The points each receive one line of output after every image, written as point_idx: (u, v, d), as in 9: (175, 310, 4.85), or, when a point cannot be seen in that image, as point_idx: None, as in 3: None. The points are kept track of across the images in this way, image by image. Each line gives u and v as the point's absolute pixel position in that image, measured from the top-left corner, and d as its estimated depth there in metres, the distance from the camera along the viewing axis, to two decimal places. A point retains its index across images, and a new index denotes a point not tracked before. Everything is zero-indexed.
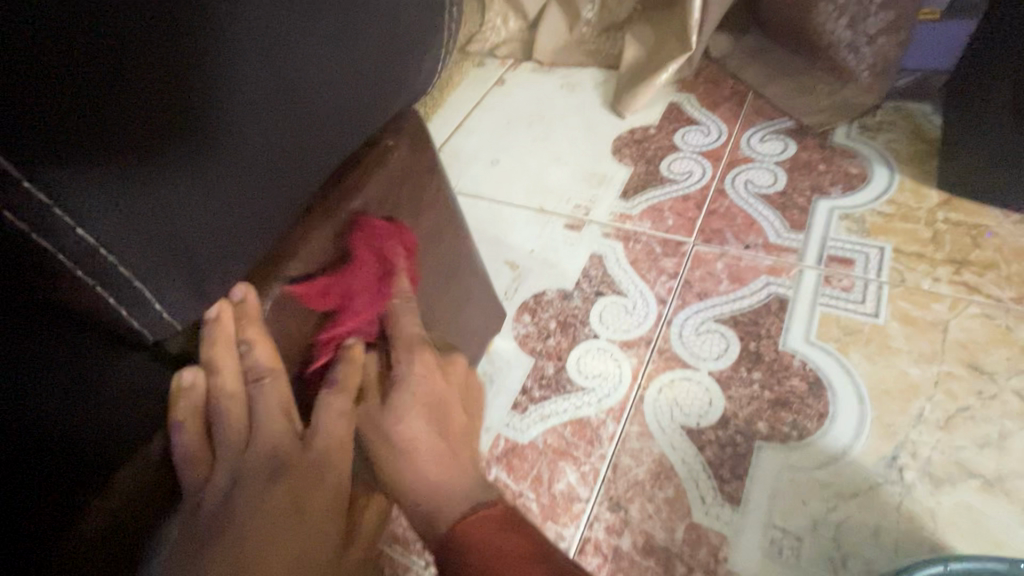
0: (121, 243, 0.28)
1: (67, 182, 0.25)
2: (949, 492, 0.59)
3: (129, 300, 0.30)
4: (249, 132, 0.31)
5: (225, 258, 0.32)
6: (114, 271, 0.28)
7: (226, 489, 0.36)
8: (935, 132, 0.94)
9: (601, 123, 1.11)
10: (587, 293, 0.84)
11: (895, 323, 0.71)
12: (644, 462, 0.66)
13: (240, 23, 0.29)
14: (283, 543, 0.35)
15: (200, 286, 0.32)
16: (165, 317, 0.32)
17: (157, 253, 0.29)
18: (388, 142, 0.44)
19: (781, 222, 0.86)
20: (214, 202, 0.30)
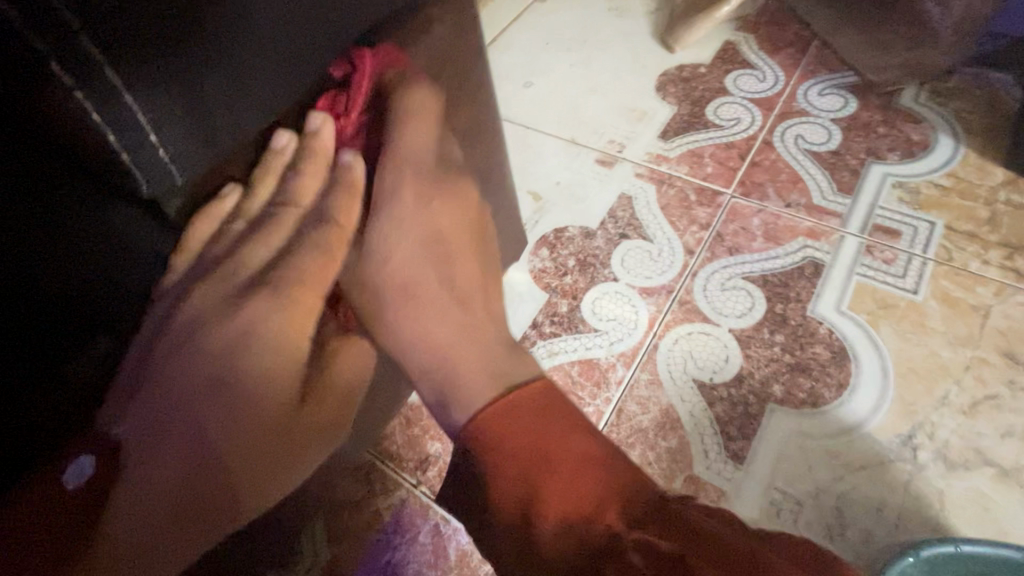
0: (138, 78, 0.25)
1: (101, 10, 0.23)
2: (962, 477, 0.57)
3: (132, 137, 0.26)
4: None
5: (241, 113, 0.30)
6: (118, 97, 0.25)
7: (166, 313, 0.33)
8: (1012, 106, 0.86)
9: (648, 55, 1.02)
10: (611, 234, 0.80)
11: (933, 302, 0.68)
12: (651, 411, 0.65)
13: None
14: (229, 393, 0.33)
15: (210, 132, 0.30)
16: (165, 159, 0.28)
17: (176, 93, 0.27)
18: (429, 14, 0.38)
19: (828, 184, 0.80)
20: (246, 51, 0.29)
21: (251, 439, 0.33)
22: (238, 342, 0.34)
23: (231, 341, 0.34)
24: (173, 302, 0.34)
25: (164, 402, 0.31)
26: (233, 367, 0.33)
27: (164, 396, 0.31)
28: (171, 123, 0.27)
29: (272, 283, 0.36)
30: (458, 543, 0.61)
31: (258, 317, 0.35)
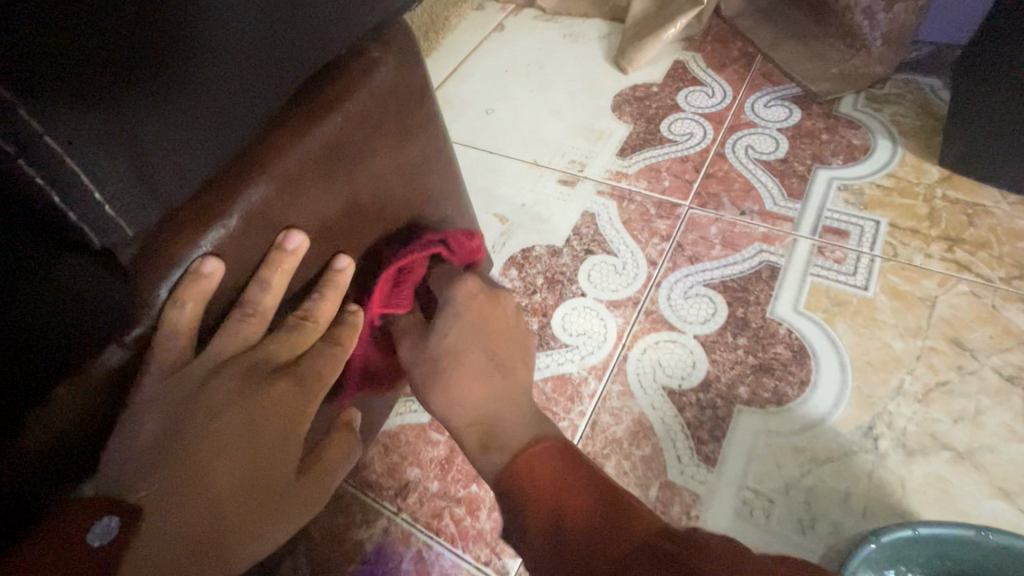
0: (82, 152, 0.28)
1: (49, 98, 0.26)
2: (921, 463, 0.60)
3: (79, 201, 0.29)
4: (218, 46, 0.31)
5: (185, 172, 0.33)
6: (67, 172, 0.28)
7: (196, 384, 0.36)
8: (942, 108, 0.91)
9: (603, 77, 1.06)
10: (576, 250, 0.82)
11: (883, 296, 0.71)
12: (624, 421, 0.66)
13: None
14: (234, 463, 0.36)
15: (154, 191, 0.32)
16: (109, 213, 0.30)
17: (118, 159, 0.29)
18: (372, 53, 0.39)
19: (779, 190, 0.84)
20: (191, 118, 0.32)
21: (247, 494, 0.37)
22: (250, 408, 0.38)
23: (242, 415, 0.37)
24: (205, 373, 0.37)
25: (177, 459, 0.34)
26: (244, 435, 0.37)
27: (179, 466, 0.34)
28: (111, 172, 0.29)
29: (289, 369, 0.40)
30: (441, 569, 0.61)
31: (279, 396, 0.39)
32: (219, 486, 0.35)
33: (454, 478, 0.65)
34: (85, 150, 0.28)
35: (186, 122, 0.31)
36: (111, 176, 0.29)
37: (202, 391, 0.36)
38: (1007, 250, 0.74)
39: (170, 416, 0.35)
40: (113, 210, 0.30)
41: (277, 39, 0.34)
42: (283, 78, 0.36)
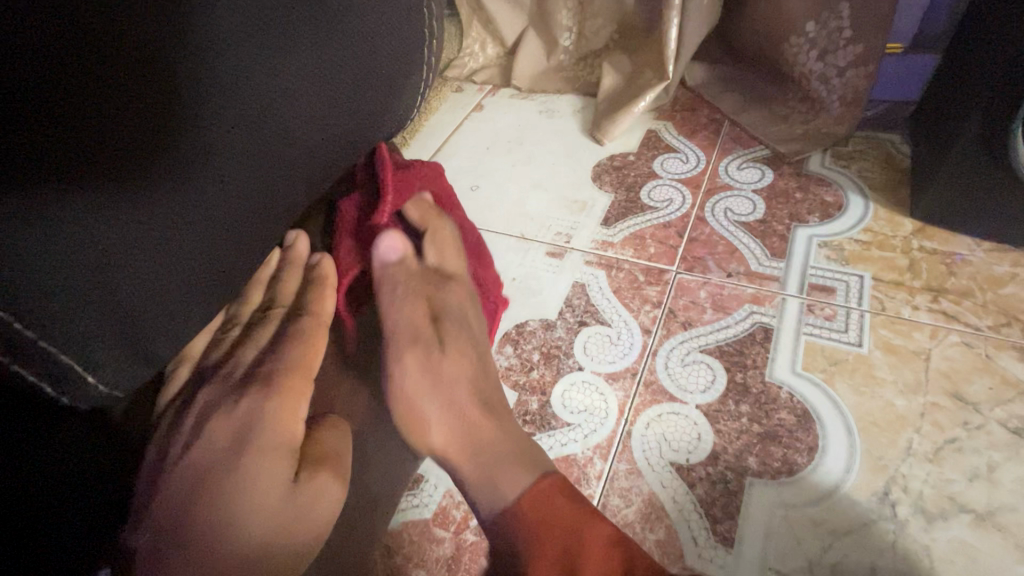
0: (94, 341, 0.33)
1: (57, 309, 0.31)
2: (942, 529, 0.58)
3: (63, 373, 0.33)
4: (211, 206, 0.38)
5: (164, 329, 0.37)
6: (67, 364, 0.33)
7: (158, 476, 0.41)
8: (906, 161, 0.96)
9: (581, 149, 1.11)
10: (570, 323, 0.82)
11: (878, 352, 0.71)
12: (634, 503, 0.64)
13: (219, 125, 0.37)
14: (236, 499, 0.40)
15: (139, 348, 0.36)
16: (102, 382, 0.35)
17: (112, 336, 0.34)
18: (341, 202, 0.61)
19: (763, 251, 0.86)
20: (162, 280, 0.36)
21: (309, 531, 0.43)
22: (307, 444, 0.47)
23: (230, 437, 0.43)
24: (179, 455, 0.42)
25: (190, 514, 0.39)
26: (234, 460, 0.42)
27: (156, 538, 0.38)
28: (97, 328, 0.33)
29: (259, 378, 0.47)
30: None
31: (252, 409, 0.45)
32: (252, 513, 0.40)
33: None
34: (71, 317, 0.32)
35: (160, 286, 0.36)
36: (105, 355, 0.34)
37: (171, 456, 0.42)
38: (990, 298, 0.75)
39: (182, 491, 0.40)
40: (95, 369, 0.34)
41: (252, 194, 0.41)
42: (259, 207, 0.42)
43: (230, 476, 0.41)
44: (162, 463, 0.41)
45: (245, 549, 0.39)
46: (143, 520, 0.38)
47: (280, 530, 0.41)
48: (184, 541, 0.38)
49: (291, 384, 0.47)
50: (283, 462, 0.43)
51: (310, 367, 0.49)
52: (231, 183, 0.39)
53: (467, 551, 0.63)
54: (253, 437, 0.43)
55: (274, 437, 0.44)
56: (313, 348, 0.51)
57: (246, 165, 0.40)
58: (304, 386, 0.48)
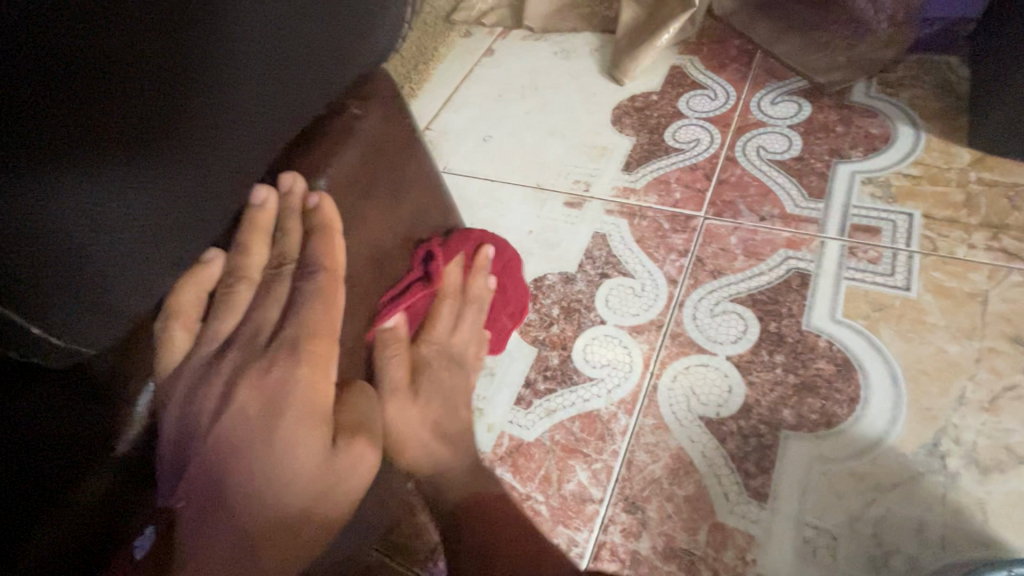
0: (63, 305, 0.28)
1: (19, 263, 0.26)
2: (998, 481, 0.54)
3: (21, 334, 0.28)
4: (223, 150, 0.33)
5: (148, 292, 0.32)
6: (30, 331, 0.28)
7: (178, 423, 0.35)
8: (964, 85, 0.86)
9: (599, 90, 1.03)
10: (591, 276, 0.78)
11: (928, 296, 0.66)
12: (661, 458, 0.61)
13: (240, 48, 0.32)
14: (280, 458, 0.35)
15: (116, 313, 0.30)
16: (74, 346, 0.30)
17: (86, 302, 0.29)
18: (354, 111, 0.42)
19: (799, 190, 0.80)
20: (150, 238, 0.31)
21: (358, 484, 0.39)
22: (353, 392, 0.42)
23: (257, 393, 0.36)
24: (214, 407, 0.36)
25: (220, 468, 0.35)
26: (274, 425, 0.36)
27: (195, 483, 0.34)
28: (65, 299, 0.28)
29: (284, 340, 0.38)
30: None
31: (281, 377, 0.37)
32: (290, 474, 0.35)
33: None
34: (33, 277, 0.26)
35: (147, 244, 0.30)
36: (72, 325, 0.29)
37: (192, 401, 0.36)
38: None
39: (214, 444, 0.35)
40: (69, 332, 0.29)
41: (263, 134, 0.35)
42: (255, 160, 0.35)
43: (264, 438, 0.36)
44: (190, 430, 0.35)
45: (274, 504, 0.35)
46: (184, 480, 0.34)
47: (328, 489, 0.37)
48: (224, 511, 0.34)
49: (314, 349, 0.38)
50: (320, 426, 0.37)
51: (331, 327, 0.39)
52: (245, 122, 0.33)
53: None
54: (287, 408, 0.36)
55: (308, 402, 0.37)
56: (331, 305, 0.40)
57: (264, 110, 0.34)
58: (331, 347, 0.39)
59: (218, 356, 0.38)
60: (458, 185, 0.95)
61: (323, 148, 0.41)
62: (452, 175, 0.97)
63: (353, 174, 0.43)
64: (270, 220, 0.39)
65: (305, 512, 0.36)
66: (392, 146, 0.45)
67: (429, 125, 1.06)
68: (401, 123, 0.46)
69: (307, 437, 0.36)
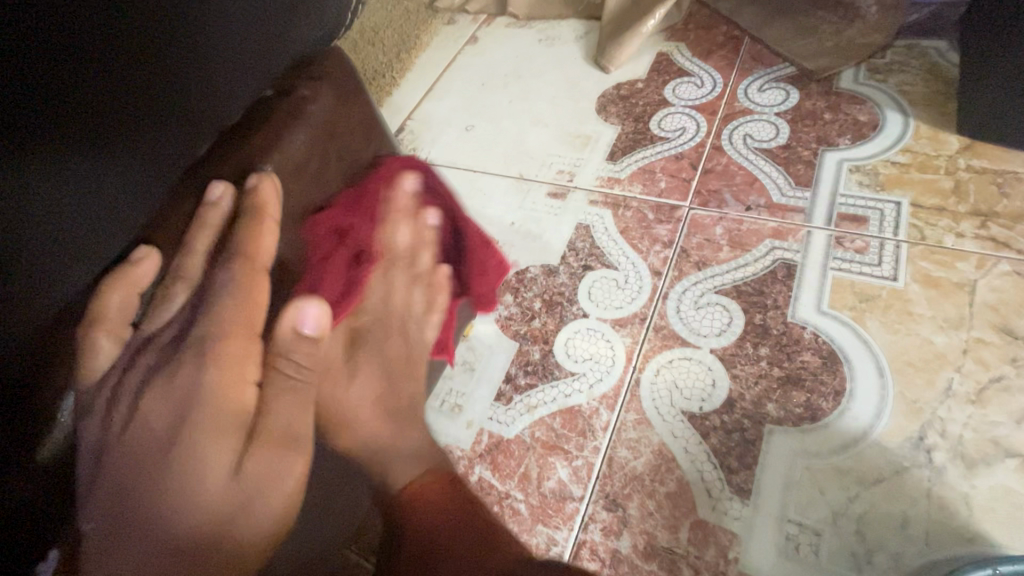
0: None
1: None
2: (984, 475, 0.53)
3: None
4: (150, 132, 0.31)
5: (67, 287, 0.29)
6: None
7: (93, 438, 0.31)
8: (953, 71, 0.84)
9: (584, 78, 1.01)
10: (573, 268, 0.76)
11: (915, 286, 0.64)
12: (643, 454, 0.60)
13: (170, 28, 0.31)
14: (193, 470, 0.32)
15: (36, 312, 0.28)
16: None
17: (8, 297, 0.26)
18: (303, 91, 0.39)
19: (786, 179, 0.78)
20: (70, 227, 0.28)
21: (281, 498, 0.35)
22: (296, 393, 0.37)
23: (170, 399, 0.32)
24: (127, 414, 0.32)
25: (132, 487, 0.30)
26: (183, 435, 0.32)
27: (98, 501, 0.30)
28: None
29: (197, 342, 0.34)
30: None
31: (195, 382, 0.33)
32: (203, 489, 0.32)
33: None
34: None
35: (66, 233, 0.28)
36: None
37: (103, 409, 0.31)
38: None
39: (122, 457, 0.31)
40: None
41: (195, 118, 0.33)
42: (185, 145, 0.33)
43: (171, 452, 0.31)
44: (99, 444, 0.31)
45: (195, 522, 0.31)
46: (89, 499, 0.30)
47: (246, 507, 0.33)
48: (126, 532, 0.30)
49: (230, 348, 0.34)
50: (237, 432, 0.33)
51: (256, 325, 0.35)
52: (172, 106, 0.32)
53: None
54: (201, 415, 0.32)
55: (220, 408, 0.33)
56: (251, 297, 0.35)
57: (196, 90, 0.33)
58: (252, 345, 0.35)
59: (132, 364, 0.33)
60: (440, 176, 0.92)
61: (269, 130, 0.37)
62: (433, 166, 0.94)
63: (306, 157, 0.39)
64: (221, 217, 0.35)
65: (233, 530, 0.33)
66: (343, 131, 0.42)
67: (410, 115, 1.03)
68: (353, 108, 0.43)
69: (222, 447, 0.33)
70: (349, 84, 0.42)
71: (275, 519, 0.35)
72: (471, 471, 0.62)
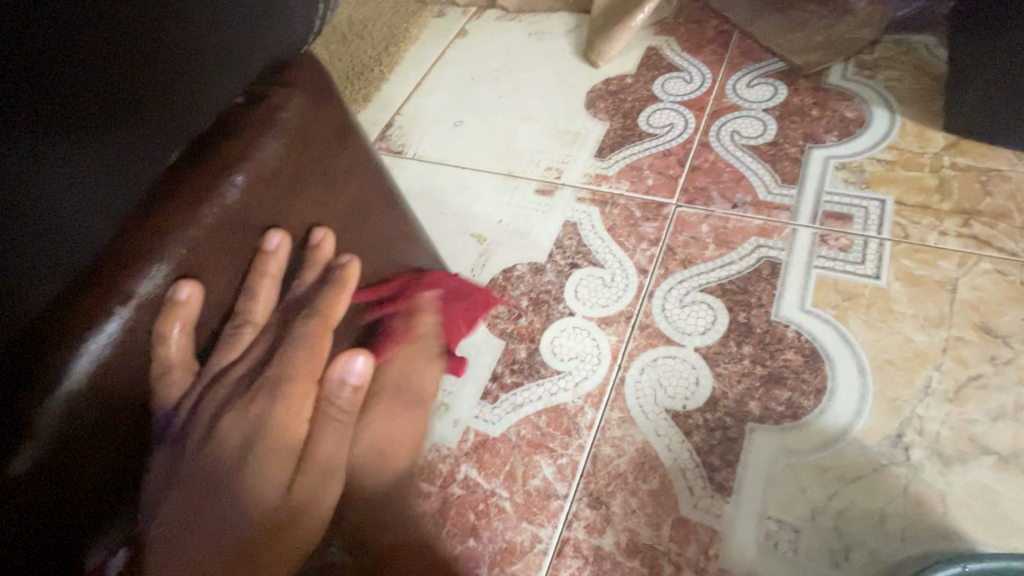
0: None
1: None
2: (960, 472, 0.54)
3: None
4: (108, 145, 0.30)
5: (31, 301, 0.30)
6: None
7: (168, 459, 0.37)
8: (941, 66, 0.84)
9: (573, 73, 1.00)
10: (560, 266, 0.76)
11: (897, 284, 0.65)
12: (627, 452, 0.60)
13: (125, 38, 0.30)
14: (254, 493, 0.38)
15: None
16: None
17: None
18: (274, 99, 0.38)
19: (773, 176, 0.78)
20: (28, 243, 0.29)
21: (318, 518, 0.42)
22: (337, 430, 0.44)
23: (239, 429, 0.38)
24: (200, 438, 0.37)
25: (197, 508, 0.36)
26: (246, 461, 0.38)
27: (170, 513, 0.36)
28: None
29: (267, 381, 0.40)
30: None
31: (260, 414, 0.39)
32: (259, 508, 0.38)
33: (449, 534, 0.59)
34: None
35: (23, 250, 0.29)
36: None
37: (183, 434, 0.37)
38: None
39: (195, 477, 0.37)
40: None
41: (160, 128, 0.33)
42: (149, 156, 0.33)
43: (235, 475, 0.37)
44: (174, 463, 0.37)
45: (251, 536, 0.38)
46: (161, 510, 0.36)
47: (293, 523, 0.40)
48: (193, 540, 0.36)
49: (294, 389, 0.40)
50: (288, 463, 0.40)
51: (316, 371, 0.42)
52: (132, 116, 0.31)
53: (453, 504, 0.60)
54: (262, 444, 0.38)
55: (279, 441, 0.39)
56: (319, 350, 0.42)
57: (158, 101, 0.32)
58: (309, 388, 0.41)
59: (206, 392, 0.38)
60: (428, 173, 0.92)
61: (239, 141, 0.37)
62: (422, 162, 0.94)
63: (276, 166, 0.39)
64: (282, 266, 0.42)
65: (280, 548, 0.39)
66: (318, 136, 0.42)
67: (399, 110, 1.03)
68: (328, 111, 0.42)
69: (276, 474, 0.39)
70: (321, 86, 0.41)
71: (315, 530, 0.42)
72: (457, 470, 0.62)
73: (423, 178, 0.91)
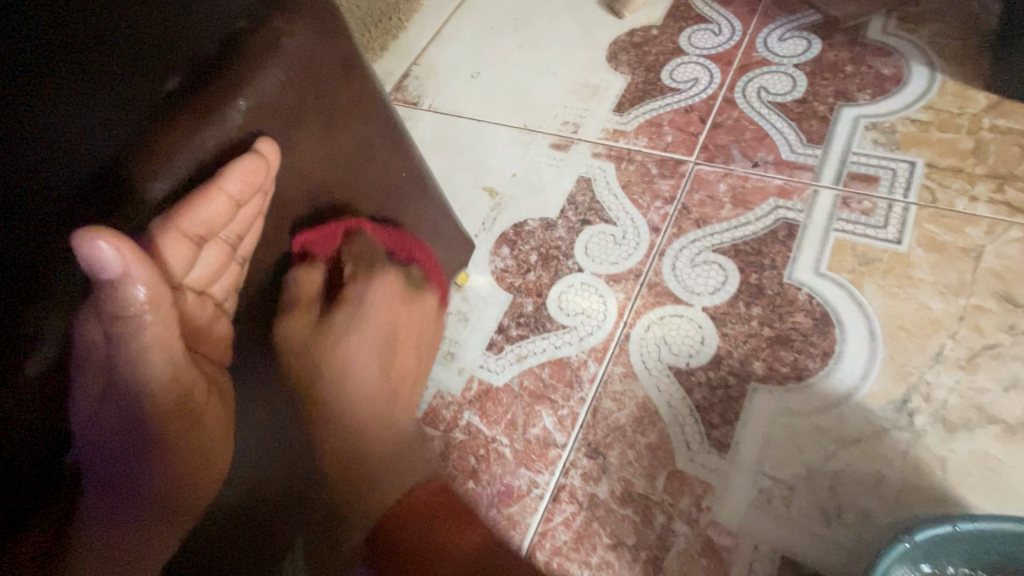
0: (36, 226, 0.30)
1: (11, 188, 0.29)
2: (964, 440, 0.53)
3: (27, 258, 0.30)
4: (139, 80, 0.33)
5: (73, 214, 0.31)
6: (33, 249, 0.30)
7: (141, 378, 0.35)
8: (992, 21, 0.79)
9: (597, 23, 0.96)
10: (572, 222, 0.75)
11: (919, 250, 0.63)
12: (627, 406, 0.61)
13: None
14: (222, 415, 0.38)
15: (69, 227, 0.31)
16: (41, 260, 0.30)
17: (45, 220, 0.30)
18: (277, 22, 0.37)
19: (798, 135, 0.75)
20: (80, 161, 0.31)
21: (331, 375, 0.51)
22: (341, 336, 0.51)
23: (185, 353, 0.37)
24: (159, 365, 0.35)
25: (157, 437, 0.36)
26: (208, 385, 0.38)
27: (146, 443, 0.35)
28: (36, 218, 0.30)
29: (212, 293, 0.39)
30: None
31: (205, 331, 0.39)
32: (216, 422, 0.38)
33: (450, 475, 0.61)
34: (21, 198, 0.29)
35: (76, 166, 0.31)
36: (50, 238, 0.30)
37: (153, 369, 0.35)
38: None
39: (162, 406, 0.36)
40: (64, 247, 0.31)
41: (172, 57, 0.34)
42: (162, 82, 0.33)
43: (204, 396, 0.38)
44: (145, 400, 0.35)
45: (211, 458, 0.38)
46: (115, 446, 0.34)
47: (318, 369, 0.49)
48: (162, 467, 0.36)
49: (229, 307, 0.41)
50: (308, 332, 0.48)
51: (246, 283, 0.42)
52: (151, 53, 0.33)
53: (456, 447, 0.62)
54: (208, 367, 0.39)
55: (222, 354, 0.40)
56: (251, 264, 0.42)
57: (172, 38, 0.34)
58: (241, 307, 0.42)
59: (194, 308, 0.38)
60: (444, 125, 0.90)
61: (244, 64, 0.36)
62: (438, 113, 0.92)
63: (282, 96, 0.39)
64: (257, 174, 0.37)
65: (205, 475, 0.37)
66: (321, 67, 0.41)
67: (417, 59, 1.00)
68: (332, 42, 0.41)
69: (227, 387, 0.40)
70: (326, 17, 0.40)
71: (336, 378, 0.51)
72: (460, 416, 0.64)
73: (439, 129, 0.90)
